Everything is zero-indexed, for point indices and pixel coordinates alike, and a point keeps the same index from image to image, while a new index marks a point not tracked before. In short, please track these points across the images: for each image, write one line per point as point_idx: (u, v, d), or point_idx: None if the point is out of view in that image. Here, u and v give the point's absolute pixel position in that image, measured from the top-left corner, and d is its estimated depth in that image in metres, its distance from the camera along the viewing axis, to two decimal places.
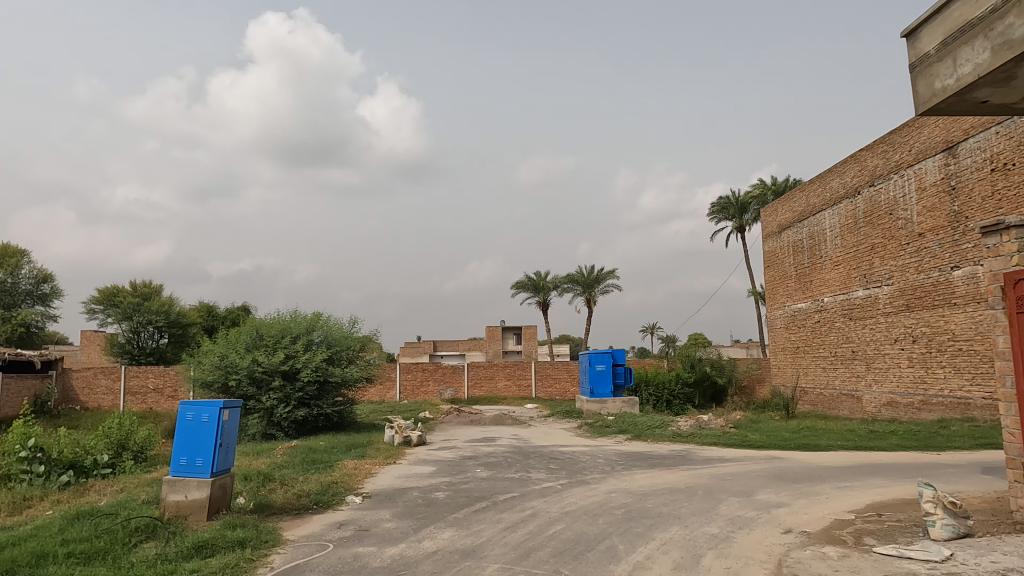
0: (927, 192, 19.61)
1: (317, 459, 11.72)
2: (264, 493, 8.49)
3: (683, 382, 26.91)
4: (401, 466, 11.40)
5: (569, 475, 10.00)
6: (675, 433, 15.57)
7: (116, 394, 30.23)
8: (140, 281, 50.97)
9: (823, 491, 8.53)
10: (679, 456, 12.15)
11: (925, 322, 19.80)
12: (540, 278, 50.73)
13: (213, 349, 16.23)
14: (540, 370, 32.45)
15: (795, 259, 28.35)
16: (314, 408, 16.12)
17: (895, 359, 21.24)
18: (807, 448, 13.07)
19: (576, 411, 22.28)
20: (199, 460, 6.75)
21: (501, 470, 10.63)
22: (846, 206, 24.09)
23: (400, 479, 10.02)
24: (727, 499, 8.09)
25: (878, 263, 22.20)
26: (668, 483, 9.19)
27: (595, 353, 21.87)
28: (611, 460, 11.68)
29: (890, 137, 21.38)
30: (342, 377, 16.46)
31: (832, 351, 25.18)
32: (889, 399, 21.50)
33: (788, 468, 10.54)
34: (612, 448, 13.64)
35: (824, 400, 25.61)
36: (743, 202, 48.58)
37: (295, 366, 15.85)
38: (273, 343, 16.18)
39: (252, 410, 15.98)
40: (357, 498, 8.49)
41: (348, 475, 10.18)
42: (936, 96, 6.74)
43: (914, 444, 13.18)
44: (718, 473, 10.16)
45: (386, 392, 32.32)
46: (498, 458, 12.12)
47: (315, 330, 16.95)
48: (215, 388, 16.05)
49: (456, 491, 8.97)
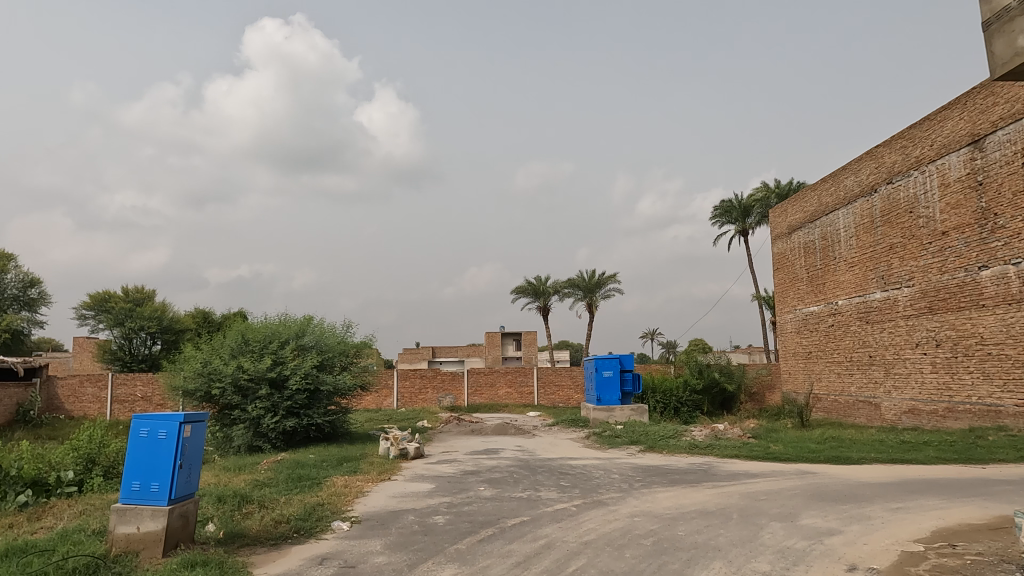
0: (950, 188, 18.70)
1: (306, 476, 10.67)
2: (238, 519, 7.42)
3: (691, 389, 25.90)
4: (397, 482, 10.34)
5: (583, 494, 8.94)
6: (692, 444, 14.51)
7: (103, 402, 29.17)
8: (133, 286, 49.91)
9: (877, 515, 7.48)
10: (701, 471, 11.08)
11: (949, 325, 18.85)
12: (540, 282, 49.77)
13: (196, 355, 15.19)
14: (543, 376, 31.41)
15: (806, 261, 27.39)
16: (304, 418, 15.04)
17: (917, 364, 20.25)
18: (838, 460, 12.02)
19: (583, 419, 21.19)
20: (154, 485, 5.69)
21: (507, 488, 9.57)
22: (861, 205, 23.15)
23: (395, 500, 8.96)
24: (770, 526, 7.04)
25: (896, 263, 21.25)
26: (698, 505, 8.12)
27: (602, 359, 20.79)
28: (627, 476, 10.62)
29: (910, 132, 20.47)
30: (335, 385, 15.40)
31: (848, 356, 24.18)
32: (910, 407, 20.50)
33: (826, 485, 9.49)
34: (626, 462, 12.55)
35: (839, 408, 24.59)
36: (746, 206, 47.64)
37: (283, 372, 14.84)
38: (260, 348, 15.15)
39: (237, 419, 14.92)
40: (345, 524, 7.41)
41: (336, 495, 9.10)
42: (1019, 56, 5.77)
43: (953, 456, 12.13)
44: (750, 492, 9.11)
45: (383, 400, 31.23)
46: (502, 473, 11.06)
47: (306, 334, 15.96)
48: (198, 397, 14.99)
49: (459, 514, 7.91)
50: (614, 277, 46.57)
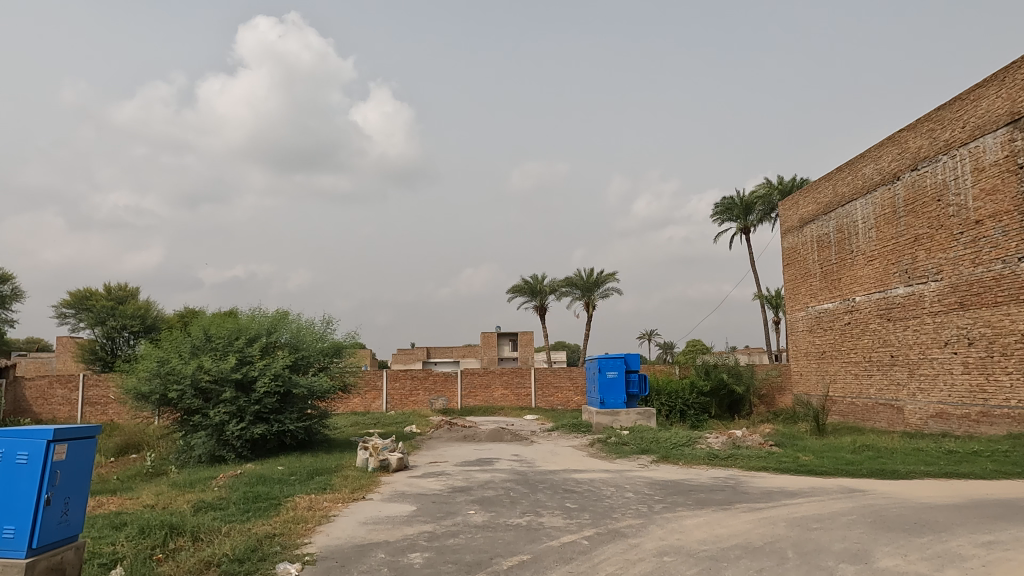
0: (985, 172, 17.23)
1: (265, 494, 9.05)
2: (155, 562, 5.80)
3: (698, 391, 24.35)
4: (371, 504, 8.72)
5: (596, 521, 7.33)
6: (711, 454, 12.89)
7: (74, 404, 27.42)
8: (115, 283, 48.09)
9: (970, 556, 5.90)
10: (729, 488, 9.46)
11: (984, 322, 17.36)
12: (537, 281, 48.19)
13: (152, 352, 13.54)
14: (541, 377, 29.77)
15: (819, 255, 25.83)
16: (274, 424, 13.38)
17: (945, 364, 18.75)
18: (884, 474, 10.43)
19: (585, 423, 19.57)
20: (8, 529, 4.08)
21: (502, 512, 7.93)
22: (882, 194, 21.62)
23: (365, 529, 7.30)
24: (842, 570, 5.46)
25: (922, 256, 19.71)
26: (740, 539, 6.53)
27: (606, 358, 19.26)
28: (644, 495, 9.02)
29: (939, 113, 18.98)
30: (310, 388, 13.73)
31: (866, 356, 22.66)
32: (938, 410, 19.03)
33: (885, 508, 7.90)
34: (639, 475, 10.96)
35: (857, 411, 23.09)
36: (748, 202, 46.10)
37: (250, 374, 13.19)
38: (223, 345, 13.48)
39: (199, 425, 13.35)
40: (294, 565, 5.79)
41: (293, 522, 7.47)
42: None
43: (1016, 470, 10.52)
44: (797, 518, 7.49)
45: (372, 402, 29.62)
46: (497, 492, 9.41)
47: (279, 330, 14.34)
48: (154, 401, 13.35)
49: (442, 551, 6.27)
50: (614, 275, 45.00)
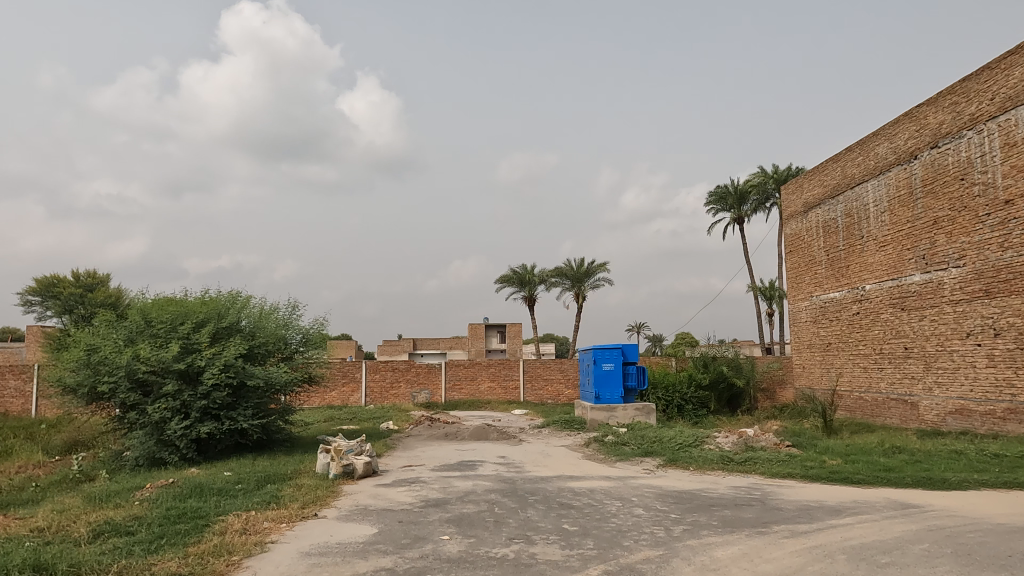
0: (1016, 149, 15.77)
1: (193, 511, 7.37)
2: None
3: (696, 384, 22.88)
4: (324, 524, 7.05)
5: (601, 554, 5.68)
6: (724, 457, 11.33)
7: (28, 397, 25.49)
8: (83, 270, 45.72)
9: None
10: (758, 503, 7.87)
11: (1013, 310, 15.93)
12: (526, 270, 46.55)
13: (82, 339, 11.81)
14: (530, 370, 28.17)
15: (825, 242, 24.36)
16: (225, 422, 11.67)
17: (967, 357, 17.36)
18: (934, 485, 8.87)
19: (579, 419, 17.99)
20: None
21: (484, 538, 6.29)
22: (897, 174, 20.16)
23: (306, 564, 5.63)
24: None
25: (941, 240, 18.28)
26: None
27: (601, 349, 17.66)
28: (658, 513, 7.39)
29: (964, 85, 17.50)
30: (266, 380, 12.01)
31: (876, 348, 21.28)
32: (956, 407, 17.70)
33: (961, 533, 6.33)
34: (646, 483, 9.39)
35: (866, 406, 21.75)
36: (742, 192, 44.70)
37: (195, 364, 11.46)
38: (165, 332, 11.76)
39: (137, 423, 11.73)
40: None
41: (213, 554, 5.77)
42: None
43: None
44: (856, 548, 5.90)
45: (350, 395, 27.93)
46: (479, 507, 7.77)
47: (230, 315, 12.56)
48: (84, 395, 11.64)
49: None
50: (604, 266, 43.55)
